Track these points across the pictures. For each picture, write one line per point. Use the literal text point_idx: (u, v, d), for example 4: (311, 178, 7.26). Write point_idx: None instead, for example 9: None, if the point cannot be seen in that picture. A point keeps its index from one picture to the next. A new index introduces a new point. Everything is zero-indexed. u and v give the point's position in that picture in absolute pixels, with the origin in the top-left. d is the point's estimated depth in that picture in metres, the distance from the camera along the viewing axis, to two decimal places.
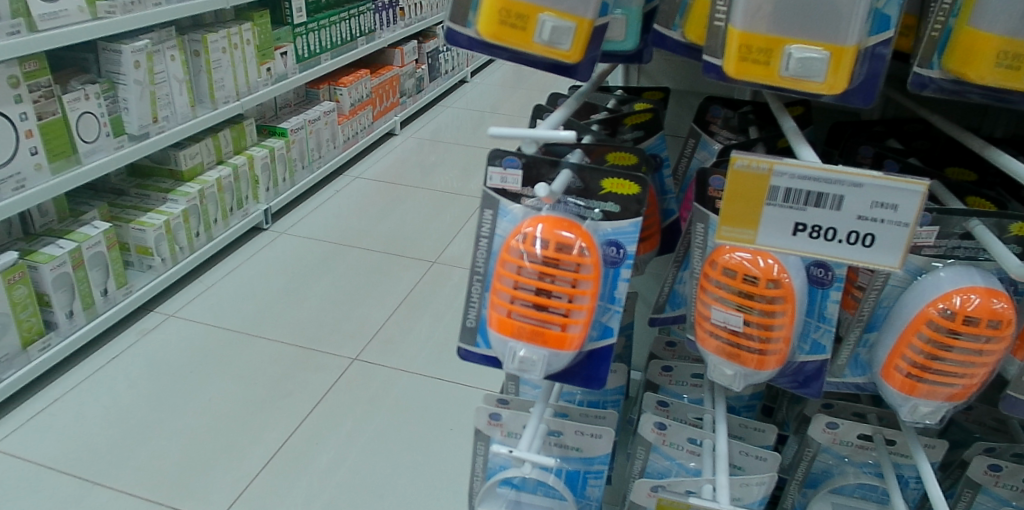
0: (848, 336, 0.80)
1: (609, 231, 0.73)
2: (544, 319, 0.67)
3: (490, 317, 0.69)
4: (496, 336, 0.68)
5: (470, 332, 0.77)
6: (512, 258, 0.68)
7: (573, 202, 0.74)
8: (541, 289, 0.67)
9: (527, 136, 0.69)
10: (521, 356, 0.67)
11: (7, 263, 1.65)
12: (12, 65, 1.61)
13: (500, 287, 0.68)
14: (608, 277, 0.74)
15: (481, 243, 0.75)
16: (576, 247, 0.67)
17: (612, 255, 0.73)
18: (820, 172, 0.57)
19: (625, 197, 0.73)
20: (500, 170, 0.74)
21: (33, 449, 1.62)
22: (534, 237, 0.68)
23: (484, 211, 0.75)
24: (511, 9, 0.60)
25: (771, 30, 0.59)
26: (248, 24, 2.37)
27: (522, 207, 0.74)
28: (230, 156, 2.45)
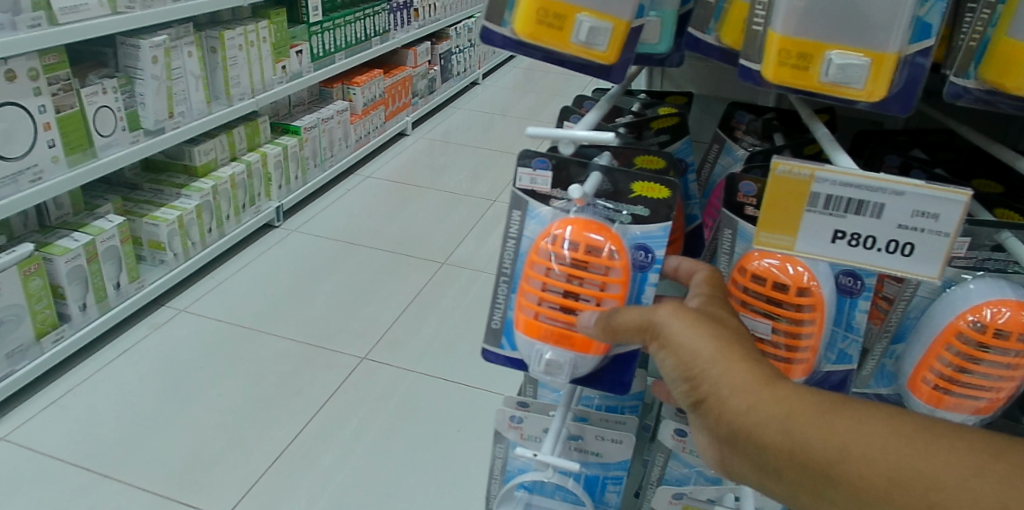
0: (875, 348, 0.80)
1: (639, 234, 0.73)
2: (571, 323, 0.66)
3: (517, 319, 0.69)
4: (523, 339, 0.68)
5: (495, 333, 0.77)
6: (541, 259, 0.68)
7: (603, 205, 0.73)
8: (570, 292, 0.67)
9: (562, 136, 0.68)
10: (547, 359, 0.67)
11: (24, 255, 1.65)
12: (33, 58, 1.62)
13: (528, 288, 0.68)
14: (636, 281, 0.73)
15: (509, 243, 0.75)
16: (605, 250, 0.67)
17: (640, 260, 0.73)
18: (861, 179, 0.56)
19: (656, 201, 0.73)
20: (530, 171, 0.74)
21: (44, 440, 1.63)
22: (563, 240, 0.67)
23: (512, 211, 0.74)
24: (550, 8, 0.60)
25: (812, 36, 0.58)
26: (265, 22, 2.37)
27: (551, 209, 0.73)
28: (244, 153, 2.45)
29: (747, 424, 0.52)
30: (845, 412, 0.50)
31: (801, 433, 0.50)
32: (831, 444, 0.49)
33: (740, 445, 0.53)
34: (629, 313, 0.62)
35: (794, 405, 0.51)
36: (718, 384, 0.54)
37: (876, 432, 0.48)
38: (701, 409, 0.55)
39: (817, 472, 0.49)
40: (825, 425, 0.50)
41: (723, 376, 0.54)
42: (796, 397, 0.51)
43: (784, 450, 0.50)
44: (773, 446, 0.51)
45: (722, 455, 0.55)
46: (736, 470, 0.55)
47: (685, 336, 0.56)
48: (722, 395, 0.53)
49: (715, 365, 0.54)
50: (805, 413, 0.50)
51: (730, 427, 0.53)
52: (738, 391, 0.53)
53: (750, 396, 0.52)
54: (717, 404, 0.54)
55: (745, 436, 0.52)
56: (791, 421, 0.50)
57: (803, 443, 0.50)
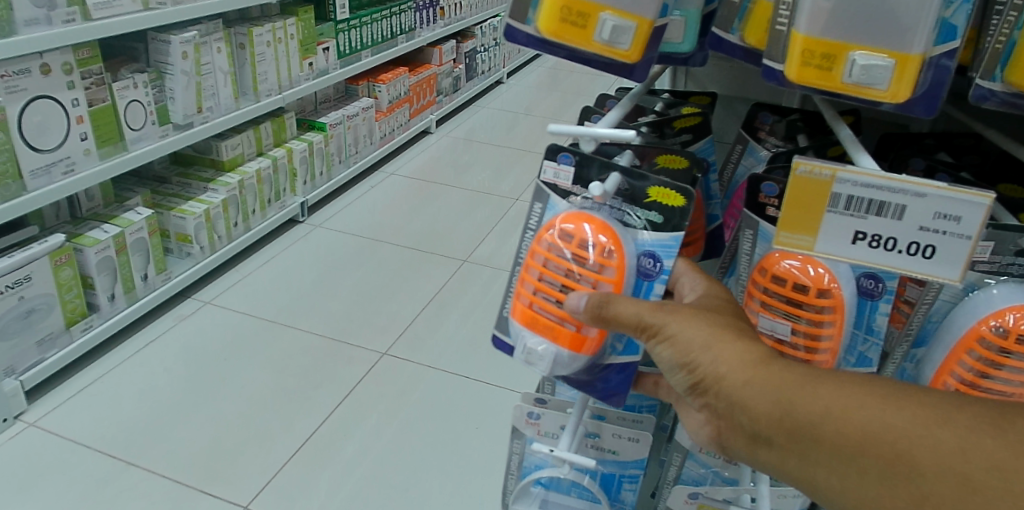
0: (895, 351, 0.79)
1: (648, 242, 0.73)
2: (561, 318, 0.68)
3: (514, 306, 0.72)
4: (516, 325, 0.71)
5: (505, 322, 0.80)
6: (541, 250, 0.71)
7: (620, 208, 0.75)
8: (563, 287, 0.69)
9: (585, 133, 0.69)
10: (529, 348, 0.69)
11: (55, 245, 1.69)
12: (67, 52, 1.66)
13: (527, 276, 0.71)
14: (641, 288, 0.74)
15: (529, 235, 0.77)
16: (604, 250, 0.68)
17: (647, 267, 0.73)
18: (883, 181, 0.56)
19: (670, 208, 0.73)
20: (554, 165, 0.75)
21: (72, 426, 1.67)
22: (565, 233, 0.70)
23: (534, 203, 0.76)
24: (574, 7, 0.61)
25: (836, 36, 0.58)
26: (292, 19, 2.40)
27: (568, 204, 0.74)
28: (270, 148, 2.49)
29: (740, 399, 0.56)
30: (827, 380, 0.54)
31: (790, 401, 0.54)
32: (814, 409, 0.53)
33: (736, 419, 0.57)
34: (627, 306, 0.64)
35: (781, 378, 0.55)
36: (714, 365, 0.58)
37: (856, 395, 0.52)
38: (699, 390, 0.60)
39: (803, 435, 0.53)
40: (810, 391, 0.54)
41: (718, 358, 0.58)
42: (784, 370, 0.56)
43: (774, 420, 0.55)
44: (764, 416, 0.55)
45: (719, 431, 0.59)
46: (732, 445, 0.59)
47: (682, 328, 0.60)
48: (718, 375, 0.57)
49: (710, 350, 0.59)
50: (791, 383, 0.55)
51: (728, 404, 0.57)
52: (731, 370, 0.57)
53: (743, 374, 0.56)
54: (714, 383, 0.58)
55: (739, 409, 0.56)
56: (780, 392, 0.55)
57: (791, 411, 0.54)
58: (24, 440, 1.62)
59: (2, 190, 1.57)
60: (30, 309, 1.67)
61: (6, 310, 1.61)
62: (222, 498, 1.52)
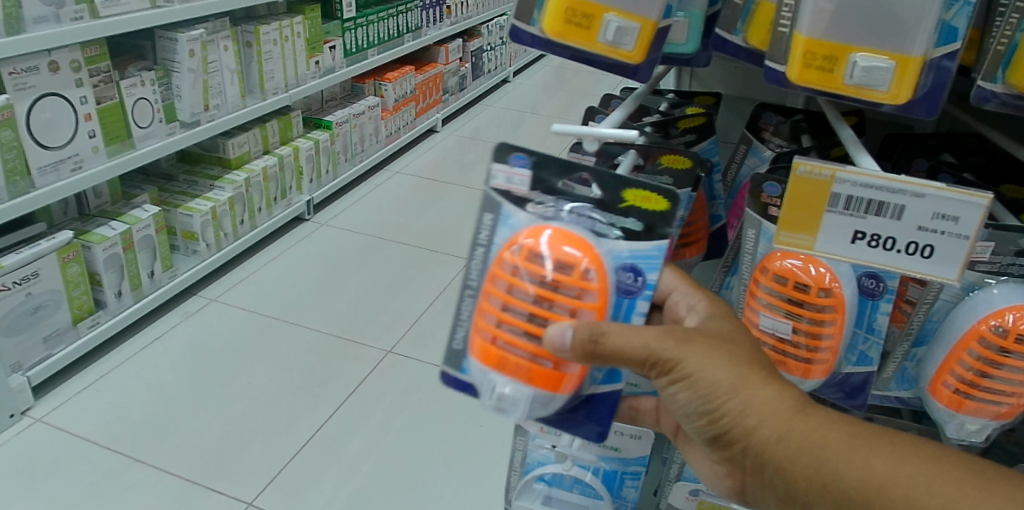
0: (895, 351, 0.79)
1: (626, 254, 0.70)
2: (535, 354, 0.64)
3: (473, 342, 0.67)
4: (478, 366, 0.66)
5: (456, 357, 0.74)
6: (504, 274, 0.66)
7: (591, 215, 0.70)
8: (537, 314, 0.65)
9: (586, 133, 0.69)
10: (501, 393, 0.64)
11: (63, 242, 1.71)
12: (75, 50, 1.67)
13: (488, 306, 0.66)
14: (623, 306, 0.71)
15: (478, 251, 0.72)
16: (579, 270, 0.65)
17: (628, 283, 0.70)
18: (883, 181, 0.56)
19: (650, 212, 0.70)
20: (506, 168, 0.71)
21: (79, 422, 1.68)
22: (532, 251, 0.66)
23: (483, 215, 0.72)
24: (578, 8, 0.61)
25: (837, 38, 0.59)
26: (299, 18, 2.41)
27: (527, 214, 0.71)
28: (276, 146, 2.50)
29: (777, 455, 0.61)
30: (872, 449, 0.59)
31: (833, 466, 0.59)
32: (862, 479, 0.58)
33: (770, 472, 0.62)
34: (626, 340, 0.62)
35: (820, 440, 0.60)
36: (744, 415, 0.62)
37: (902, 472, 0.57)
38: (726, 437, 0.64)
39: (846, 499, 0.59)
40: (853, 460, 0.59)
41: (748, 409, 0.62)
42: (822, 429, 0.61)
43: (813, 481, 0.60)
44: (803, 475, 0.60)
45: (749, 476, 0.65)
46: (760, 491, 0.65)
47: (702, 372, 0.62)
48: (749, 426, 0.62)
49: (739, 402, 0.62)
50: (834, 449, 0.60)
51: (763, 457, 0.62)
52: (767, 427, 0.61)
53: (779, 428, 0.61)
54: (744, 436, 0.62)
55: (775, 465, 0.62)
56: (820, 455, 0.60)
57: (834, 477, 0.59)
58: (31, 436, 1.64)
59: (11, 187, 1.58)
60: (37, 306, 1.69)
61: (13, 307, 1.63)
62: (227, 495, 1.53)
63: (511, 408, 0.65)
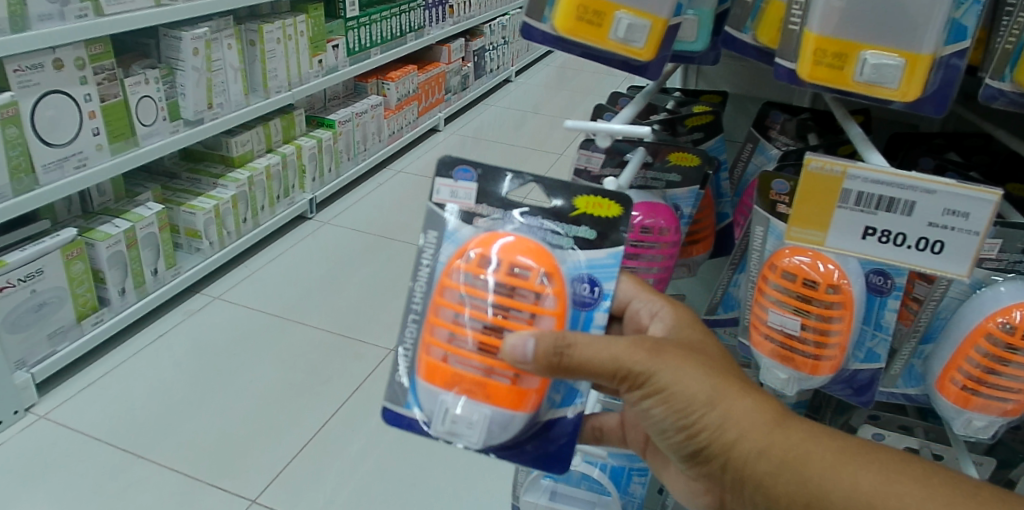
0: (903, 348, 0.80)
1: (583, 264, 0.73)
2: (488, 369, 0.66)
3: (423, 363, 0.69)
4: (430, 388, 0.68)
5: (400, 391, 0.75)
6: (456, 286, 0.69)
7: (544, 226, 0.73)
8: (491, 327, 0.67)
9: (599, 129, 0.69)
10: (456, 413, 0.66)
11: (67, 239, 1.71)
12: (80, 47, 1.68)
13: (440, 323, 0.69)
14: (580, 317, 0.73)
15: (422, 271, 0.75)
16: (531, 277, 0.68)
17: (584, 295, 0.73)
18: (894, 177, 0.57)
19: (600, 219, 0.73)
20: (451, 184, 0.74)
21: (82, 419, 1.69)
22: (484, 260, 0.68)
23: (428, 232, 0.75)
24: (589, 5, 0.61)
25: (849, 35, 0.59)
26: (302, 17, 2.41)
27: (474, 228, 0.74)
28: (280, 145, 2.50)
29: (757, 471, 0.62)
30: (856, 466, 0.59)
31: (818, 484, 0.59)
32: (849, 495, 0.58)
33: (753, 488, 0.63)
34: (594, 353, 0.63)
35: (803, 456, 0.60)
36: (722, 430, 0.63)
37: (888, 492, 0.57)
38: (705, 453, 0.64)
39: None
40: (837, 478, 0.59)
41: (726, 423, 0.63)
42: (803, 443, 0.61)
43: (796, 498, 0.60)
44: (787, 492, 0.61)
45: (731, 494, 0.66)
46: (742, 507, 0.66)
47: (676, 384, 0.63)
48: (727, 441, 0.63)
49: (717, 416, 0.63)
50: (818, 466, 0.60)
51: (743, 472, 0.62)
52: (748, 442, 0.62)
53: (759, 443, 0.61)
54: (724, 451, 0.63)
55: (755, 480, 0.62)
56: (804, 471, 0.60)
57: (816, 495, 0.59)
58: (35, 432, 1.64)
59: (15, 184, 1.58)
60: (40, 303, 1.69)
61: (16, 304, 1.63)
62: (230, 492, 1.53)
63: (467, 429, 0.66)
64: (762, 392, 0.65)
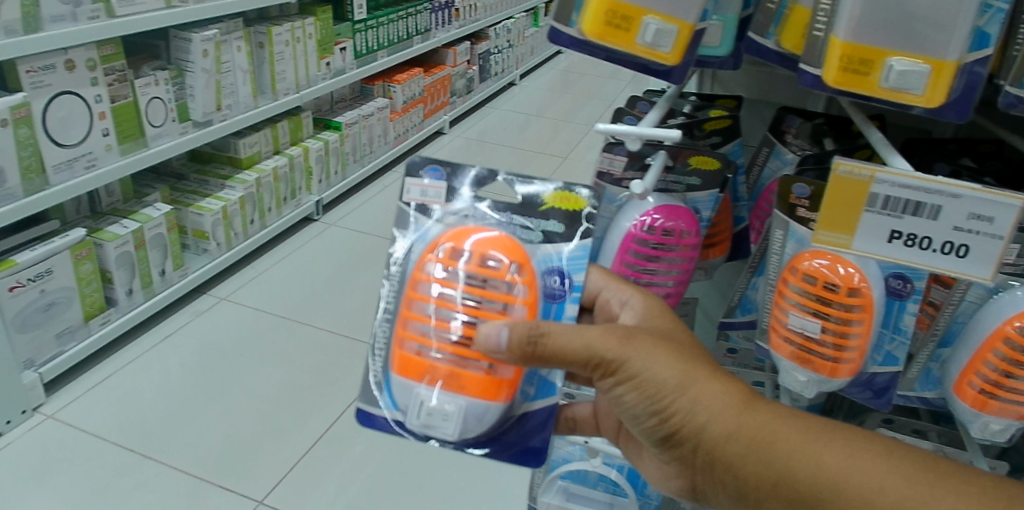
0: (920, 352, 0.81)
1: (552, 257, 0.77)
2: (463, 361, 0.69)
3: (396, 358, 0.71)
4: (405, 381, 0.70)
5: (372, 393, 0.77)
6: (428, 279, 0.72)
7: (514, 221, 0.78)
8: (465, 319, 0.70)
9: (631, 132, 0.71)
10: (431, 406, 0.69)
11: (76, 239, 1.71)
12: (91, 49, 1.68)
13: (413, 316, 0.72)
14: (552, 308, 0.77)
15: (395, 269, 0.79)
16: (501, 270, 0.71)
17: (554, 287, 0.77)
18: (920, 182, 0.58)
19: (567, 213, 0.78)
20: (420, 183, 0.79)
21: (90, 419, 1.69)
22: (455, 253, 0.72)
23: (399, 231, 0.79)
24: (618, 10, 0.62)
25: (875, 42, 0.60)
26: (311, 19, 2.42)
27: (443, 225, 0.78)
28: (286, 147, 2.51)
29: (726, 452, 0.67)
30: (820, 445, 0.64)
31: (784, 462, 0.65)
32: (814, 471, 0.63)
33: (723, 468, 0.68)
34: (566, 342, 0.66)
35: (771, 437, 0.66)
36: (692, 413, 0.67)
37: (852, 467, 0.62)
38: (677, 436, 0.69)
39: (800, 493, 0.64)
40: (802, 455, 0.64)
41: (695, 407, 0.67)
42: (769, 424, 0.66)
43: (764, 476, 0.65)
44: (755, 470, 0.66)
45: (701, 475, 0.70)
46: (713, 487, 0.71)
47: (647, 372, 0.67)
48: (697, 425, 0.67)
49: (687, 401, 0.67)
50: (785, 445, 0.65)
51: (713, 453, 0.67)
52: (717, 425, 0.66)
53: (727, 426, 0.66)
54: (695, 435, 0.67)
55: (725, 461, 0.67)
56: (771, 450, 0.65)
57: (784, 473, 0.64)
58: (42, 432, 1.64)
59: (26, 184, 1.59)
60: (50, 303, 1.69)
61: (27, 303, 1.63)
62: (237, 493, 1.53)
63: (442, 421, 0.69)
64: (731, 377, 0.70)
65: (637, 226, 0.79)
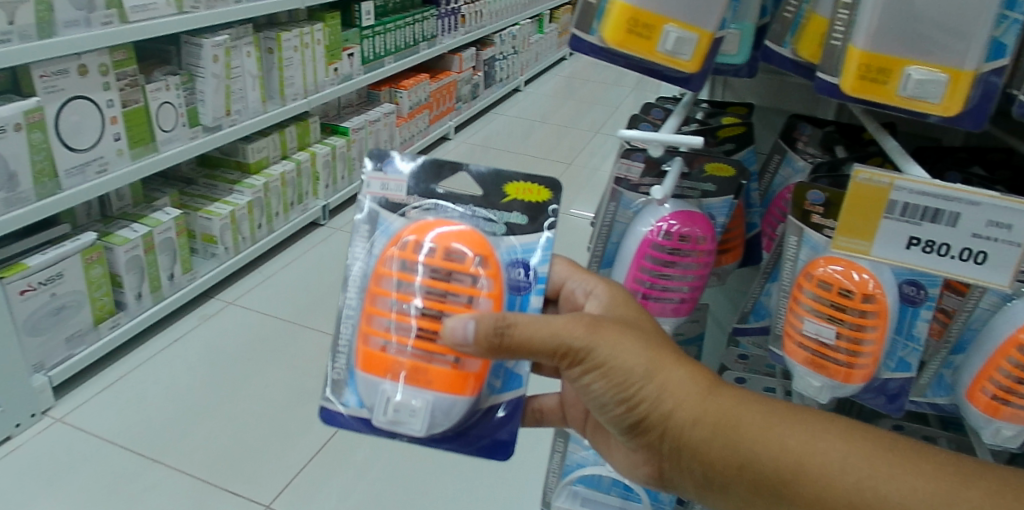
0: (933, 359, 0.81)
1: (518, 249, 0.80)
2: (429, 355, 0.70)
3: (361, 354, 0.72)
4: (371, 378, 0.71)
5: (336, 391, 0.78)
6: (393, 272, 0.72)
7: (477, 214, 0.80)
8: (429, 312, 0.70)
9: (656, 140, 0.75)
10: (397, 403, 0.69)
11: (87, 243, 1.72)
12: (104, 54, 1.70)
13: (377, 311, 0.72)
14: (517, 301, 0.79)
15: (357, 263, 0.79)
16: (465, 263, 0.72)
17: (518, 279, 0.79)
18: (938, 189, 0.61)
19: (531, 205, 0.81)
20: (382, 177, 0.80)
21: (99, 422, 1.70)
22: (417, 246, 0.72)
23: (362, 226, 0.80)
24: (640, 19, 0.66)
25: (892, 52, 0.64)
26: (319, 25, 2.44)
27: (405, 218, 0.80)
28: (294, 151, 2.52)
29: (693, 438, 0.67)
30: (785, 429, 0.66)
31: (750, 446, 0.66)
32: (780, 454, 0.65)
33: (690, 455, 0.68)
34: (532, 331, 0.66)
35: (737, 422, 0.67)
36: (659, 400, 0.68)
37: (814, 449, 0.64)
38: (645, 424, 0.69)
39: (766, 476, 0.65)
40: (767, 438, 0.66)
41: (663, 393, 0.67)
42: (734, 409, 0.67)
43: (730, 462, 0.67)
44: (722, 455, 0.67)
45: (668, 462, 0.71)
46: (680, 475, 0.71)
47: (613, 359, 0.67)
48: (664, 411, 0.68)
49: (654, 388, 0.67)
50: (751, 430, 0.66)
51: (680, 439, 0.68)
52: (684, 411, 0.67)
53: (694, 412, 0.67)
54: (662, 422, 0.68)
55: (691, 447, 0.68)
56: (737, 435, 0.66)
57: (749, 457, 0.66)
58: (51, 436, 1.65)
59: (38, 188, 1.60)
60: (60, 306, 1.70)
61: (38, 306, 1.64)
62: (243, 496, 1.54)
63: (409, 417, 0.70)
64: (697, 364, 0.71)
65: (653, 232, 0.81)
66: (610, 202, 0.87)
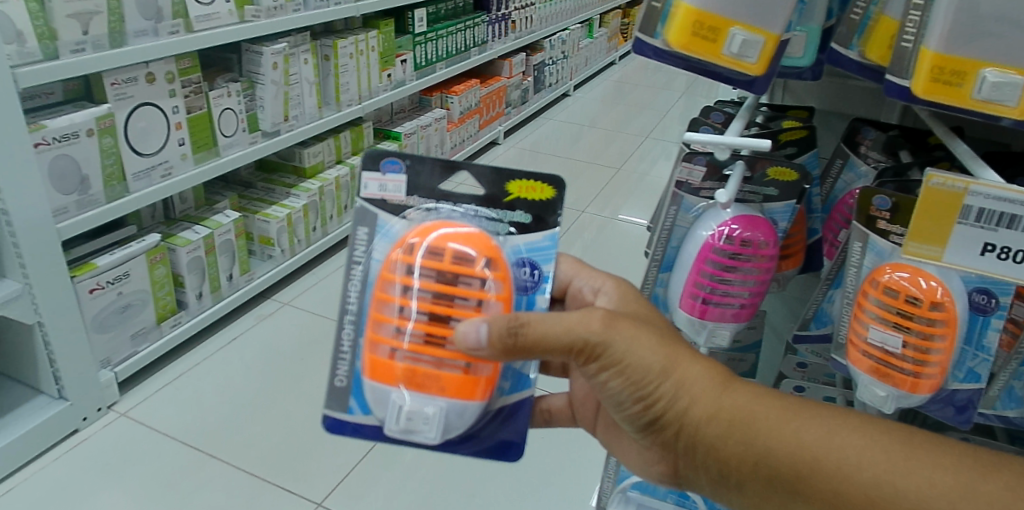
0: (1002, 371, 0.79)
1: (523, 248, 0.79)
2: (439, 362, 0.70)
3: (368, 363, 0.71)
4: (379, 386, 0.70)
5: (339, 399, 0.78)
6: (398, 277, 0.71)
7: (480, 214, 0.80)
8: (437, 316, 0.70)
9: (724, 142, 0.75)
10: (409, 411, 0.69)
11: (151, 244, 1.79)
12: (171, 62, 1.77)
13: (383, 319, 0.71)
14: (523, 302, 0.79)
15: (356, 268, 0.79)
16: (470, 266, 0.71)
17: (524, 279, 0.79)
18: (1016, 195, 0.61)
19: (533, 203, 0.80)
20: (378, 177, 0.79)
21: (160, 417, 1.76)
22: (419, 249, 0.72)
23: (359, 229, 0.79)
24: (705, 21, 0.66)
25: (965, 54, 0.66)
26: (374, 32, 2.49)
27: (405, 220, 0.78)
28: (348, 156, 2.58)
29: (708, 435, 0.67)
30: (800, 423, 0.66)
31: (764, 441, 0.66)
32: (795, 449, 0.65)
33: (705, 452, 0.68)
34: (546, 330, 0.65)
35: (752, 418, 0.67)
36: (676, 398, 0.67)
37: (830, 443, 0.64)
38: (661, 421, 0.69)
39: (781, 471, 0.65)
40: (781, 433, 0.66)
41: (679, 390, 0.67)
42: (749, 405, 0.67)
43: (745, 459, 0.66)
44: (738, 452, 0.67)
45: (682, 459, 0.71)
46: (695, 472, 0.71)
47: (630, 356, 0.66)
48: (680, 408, 0.67)
49: (670, 384, 0.67)
50: (766, 426, 0.66)
51: (696, 436, 0.68)
52: (700, 407, 0.67)
53: (709, 408, 0.67)
54: (678, 419, 0.68)
55: (707, 444, 0.68)
56: (751, 431, 0.66)
57: (764, 452, 0.66)
58: (115, 429, 1.72)
59: (108, 191, 1.68)
60: (126, 305, 1.77)
61: (105, 305, 1.71)
62: (295, 494, 1.57)
63: (423, 425, 0.70)
64: (712, 360, 0.70)
65: (715, 236, 0.80)
66: (671, 206, 0.87)
